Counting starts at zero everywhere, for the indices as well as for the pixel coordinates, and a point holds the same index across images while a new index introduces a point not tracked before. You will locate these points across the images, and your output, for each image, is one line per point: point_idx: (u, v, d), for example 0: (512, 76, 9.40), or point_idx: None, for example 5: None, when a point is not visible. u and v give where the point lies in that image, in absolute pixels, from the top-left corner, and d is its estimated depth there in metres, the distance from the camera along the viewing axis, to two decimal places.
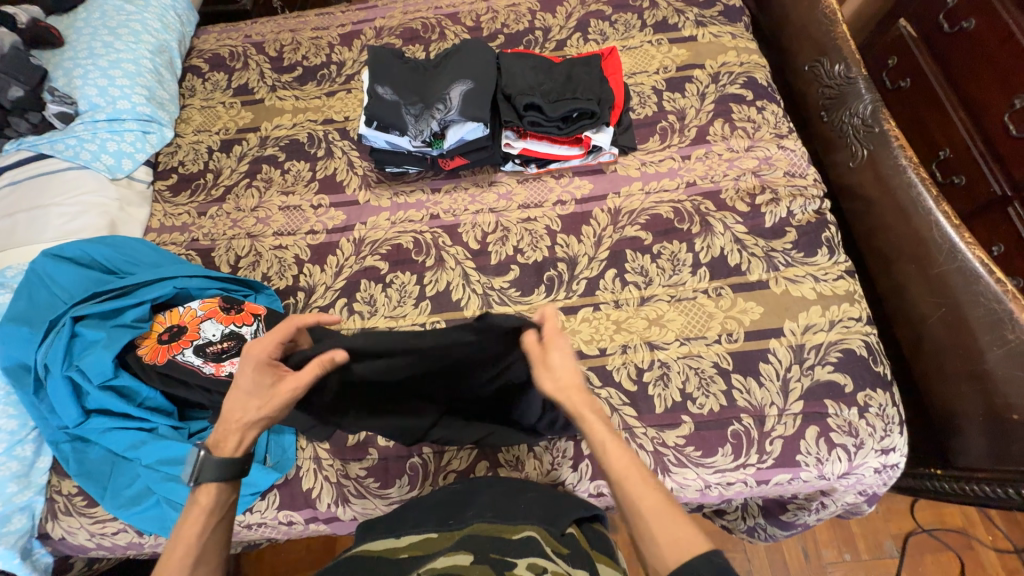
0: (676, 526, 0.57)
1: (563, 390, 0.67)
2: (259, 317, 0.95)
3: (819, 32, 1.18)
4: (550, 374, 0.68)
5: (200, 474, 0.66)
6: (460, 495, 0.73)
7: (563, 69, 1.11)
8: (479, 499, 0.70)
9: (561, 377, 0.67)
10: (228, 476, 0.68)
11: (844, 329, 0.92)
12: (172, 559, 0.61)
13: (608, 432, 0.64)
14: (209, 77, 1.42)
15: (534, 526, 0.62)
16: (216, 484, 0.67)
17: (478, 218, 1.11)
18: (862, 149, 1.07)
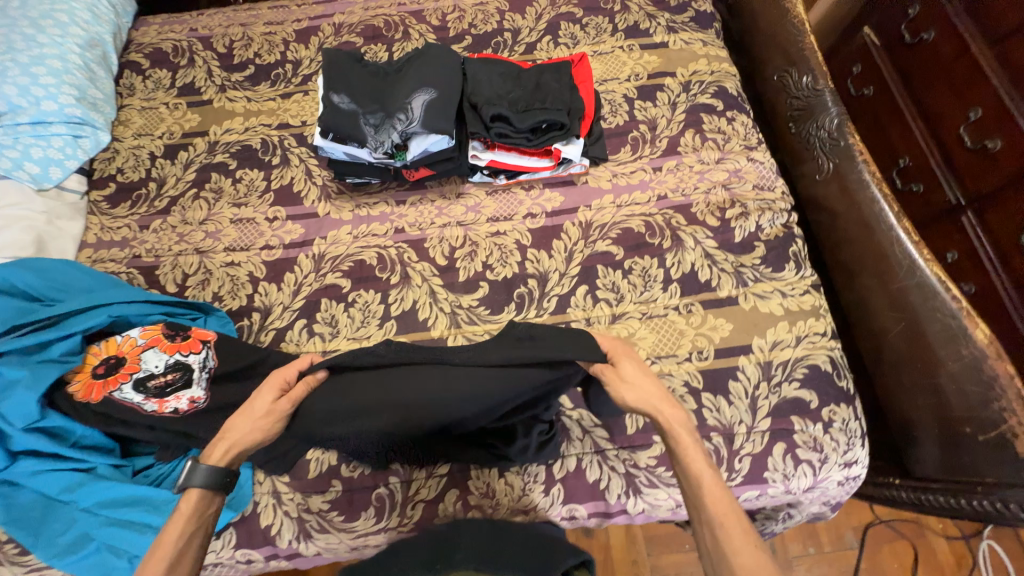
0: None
1: (650, 402, 0.70)
2: (208, 344, 0.89)
3: (788, 42, 1.18)
4: (637, 391, 0.70)
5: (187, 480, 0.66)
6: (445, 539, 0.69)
7: (532, 76, 1.06)
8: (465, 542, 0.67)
9: (641, 389, 0.70)
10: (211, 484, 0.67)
11: (810, 345, 0.93)
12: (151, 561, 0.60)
13: (702, 462, 0.64)
14: (150, 74, 1.30)
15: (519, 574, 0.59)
16: (197, 491, 0.67)
17: (445, 232, 1.06)
18: (828, 162, 1.08)
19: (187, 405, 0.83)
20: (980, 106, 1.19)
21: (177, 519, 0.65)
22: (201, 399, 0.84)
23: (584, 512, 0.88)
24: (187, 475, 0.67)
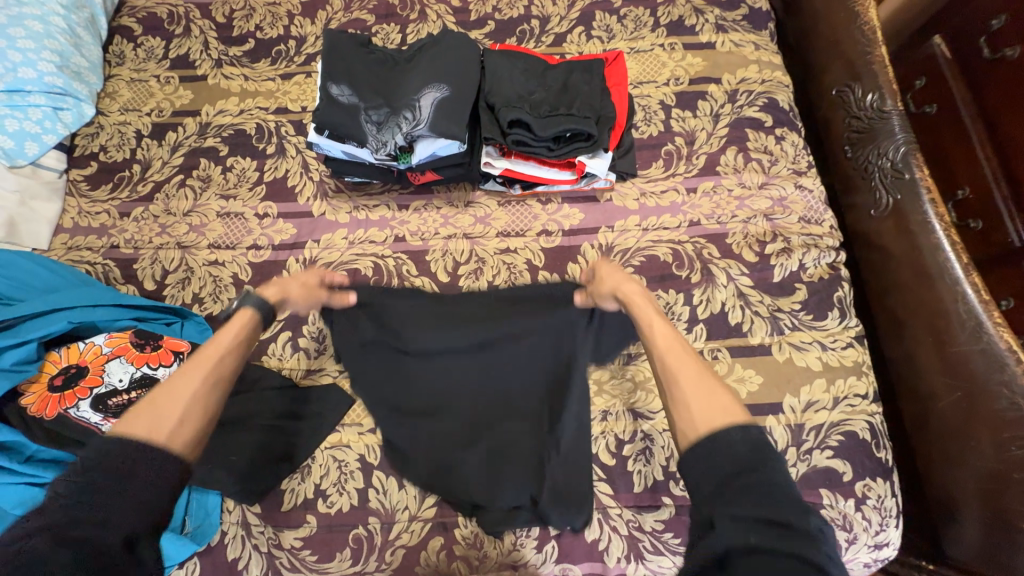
0: (715, 396, 0.60)
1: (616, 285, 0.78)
2: (181, 356, 0.81)
3: (853, 52, 1.03)
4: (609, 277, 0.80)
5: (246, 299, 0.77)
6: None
7: (559, 74, 0.94)
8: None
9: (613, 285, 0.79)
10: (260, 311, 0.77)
11: (848, 409, 0.82)
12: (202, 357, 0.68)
13: (653, 314, 0.72)
14: (142, 42, 1.19)
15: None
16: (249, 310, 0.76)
17: (445, 245, 0.96)
18: (888, 195, 0.95)
19: None
20: None
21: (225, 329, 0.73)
22: None
23: (578, 572, 0.80)
24: (246, 295, 0.78)
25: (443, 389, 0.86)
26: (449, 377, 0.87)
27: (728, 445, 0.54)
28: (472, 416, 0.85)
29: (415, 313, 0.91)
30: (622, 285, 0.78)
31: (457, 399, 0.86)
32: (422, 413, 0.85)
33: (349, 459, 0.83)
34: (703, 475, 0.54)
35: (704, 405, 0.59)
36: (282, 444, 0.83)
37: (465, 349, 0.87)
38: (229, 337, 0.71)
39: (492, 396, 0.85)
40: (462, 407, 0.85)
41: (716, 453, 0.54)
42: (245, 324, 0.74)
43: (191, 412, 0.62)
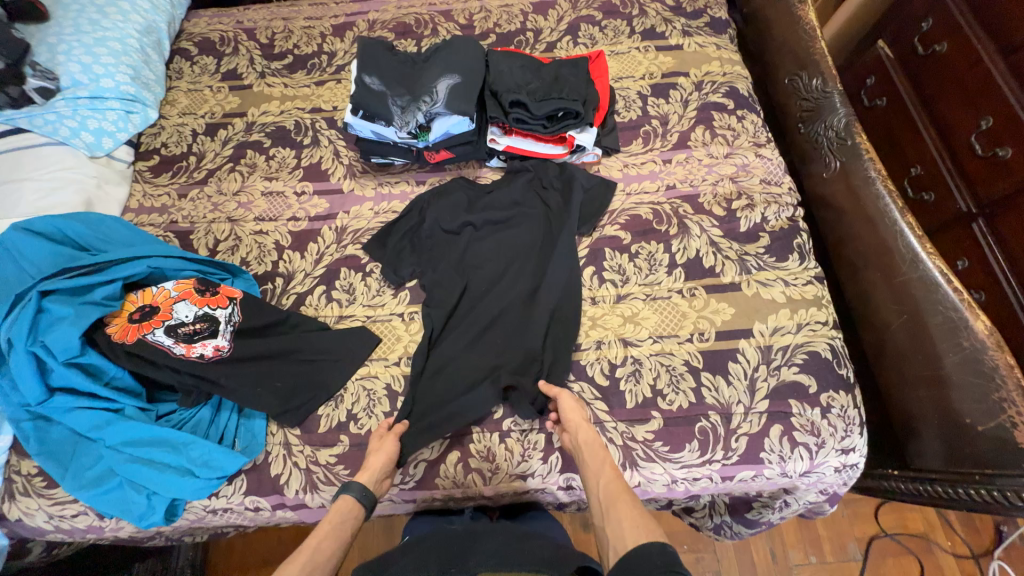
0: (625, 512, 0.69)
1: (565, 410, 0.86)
2: (235, 301, 0.97)
3: (799, 47, 1.22)
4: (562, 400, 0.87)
5: (346, 485, 0.79)
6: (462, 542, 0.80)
7: (551, 69, 1.13)
8: (483, 546, 0.77)
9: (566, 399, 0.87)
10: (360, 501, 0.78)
11: (810, 332, 0.95)
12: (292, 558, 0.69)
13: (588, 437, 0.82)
14: (198, 60, 1.41)
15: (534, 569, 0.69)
16: (353, 501, 0.78)
17: (474, 198, 1.11)
18: (835, 160, 1.11)
19: (212, 352, 0.90)
20: (991, 115, 1.19)
21: (326, 518, 0.76)
22: (224, 348, 0.91)
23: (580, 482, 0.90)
24: (349, 482, 0.80)
25: (471, 312, 1.00)
26: (477, 303, 1.01)
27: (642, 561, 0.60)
28: (492, 333, 0.97)
29: (453, 249, 1.06)
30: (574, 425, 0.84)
31: (480, 321, 0.98)
32: (451, 332, 0.98)
33: (377, 387, 0.95)
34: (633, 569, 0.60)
35: (632, 524, 0.67)
36: (319, 376, 0.95)
37: (490, 258, 1.05)
38: (334, 522, 0.75)
39: (510, 318, 0.98)
40: (483, 315, 0.99)
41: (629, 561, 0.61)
42: (344, 511, 0.77)
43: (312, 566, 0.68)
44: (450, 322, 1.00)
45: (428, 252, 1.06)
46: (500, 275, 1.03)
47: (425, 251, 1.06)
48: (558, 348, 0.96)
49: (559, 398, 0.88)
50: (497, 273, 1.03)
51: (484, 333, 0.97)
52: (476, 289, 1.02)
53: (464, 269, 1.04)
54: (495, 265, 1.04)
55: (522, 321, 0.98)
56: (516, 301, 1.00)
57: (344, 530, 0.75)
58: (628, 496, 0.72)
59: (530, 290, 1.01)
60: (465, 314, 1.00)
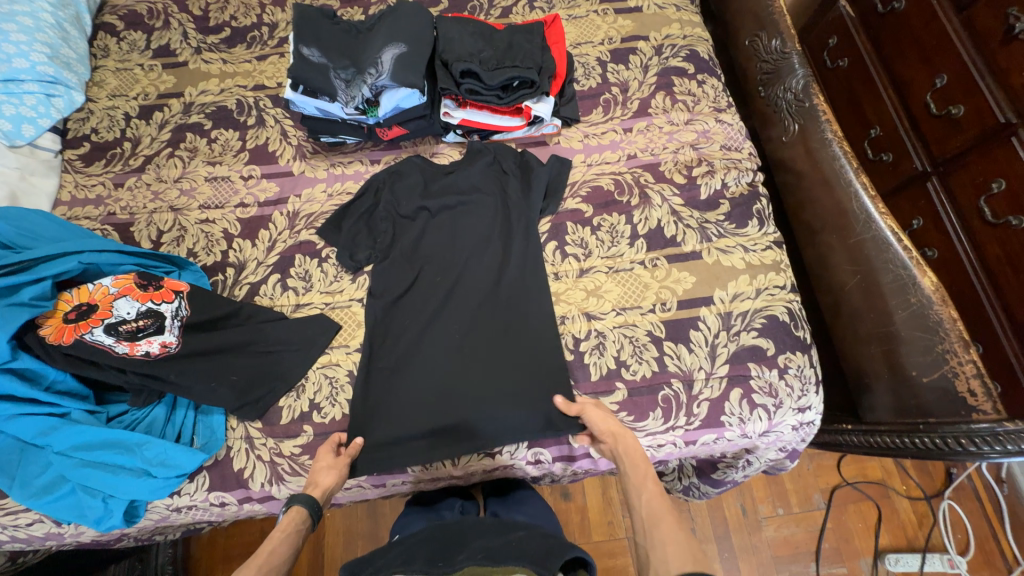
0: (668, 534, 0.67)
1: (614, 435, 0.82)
2: (181, 294, 0.92)
3: (758, 6, 1.19)
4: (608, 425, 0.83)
5: (292, 496, 0.77)
6: (453, 534, 0.81)
7: (504, 36, 1.07)
8: (471, 545, 0.77)
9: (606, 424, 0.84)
10: (309, 508, 0.77)
11: (768, 297, 0.96)
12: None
13: (637, 457, 0.79)
14: (125, 36, 1.29)
15: (525, 565, 0.69)
16: (302, 510, 0.77)
17: (431, 179, 1.06)
18: (793, 124, 1.11)
19: (159, 349, 0.86)
20: (946, 72, 1.20)
21: (276, 530, 0.74)
22: (172, 344, 0.86)
23: (548, 455, 0.92)
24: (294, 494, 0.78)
25: (429, 303, 0.97)
26: (437, 287, 0.99)
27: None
28: (452, 325, 0.95)
29: (409, 236, 1.02)
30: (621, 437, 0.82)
31: (438, 313, 0.97)
32: (408, 326, 0.96)
33: (339, 375, 0.93)
34: None
35: (677, 549, 0.64)
36: (277, 367, 0.92)
37: (449, 242, 1.02)
38: (282, 535, 0.73)
39: (469, 308, 0.97)
40: (444, 300, 0.97)
41: None
42: (296, 523, 0.76)
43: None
44: (409, 308, 0.98)
45: (381, 242, 1.02)
46: (457, 263, 1.00)
47: (378, 239, 1.02)
48: (519, 336, 0.95)
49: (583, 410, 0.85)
50: (454, 261, 1.00)
51: (444, 325, 0.96)
52: (433, 280, 0.99)
53: (423, 253, 1.01)
54: (455, 247, 1.01)
55: (480, 311, 0.96)
56: (476, 289, 0.98)
57: (294, 538, 0.74)
58: (671, 515, 0.69)
59: (491, 270, 0.99)
60: (423, 307, 0.98)
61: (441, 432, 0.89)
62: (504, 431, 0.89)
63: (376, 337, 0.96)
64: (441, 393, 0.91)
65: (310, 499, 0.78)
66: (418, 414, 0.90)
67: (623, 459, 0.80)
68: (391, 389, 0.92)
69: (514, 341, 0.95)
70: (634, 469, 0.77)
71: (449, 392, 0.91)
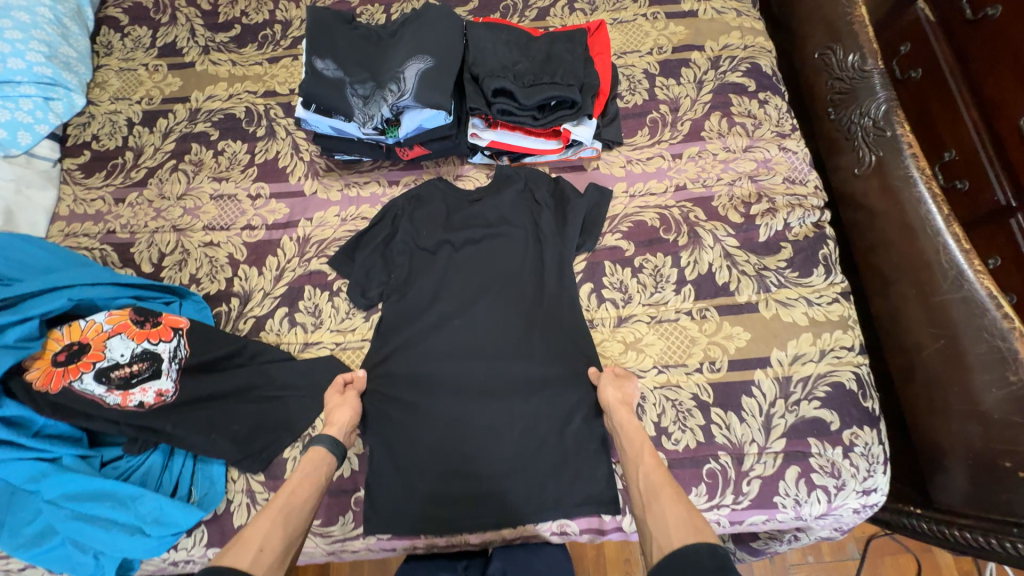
0: (668, 506, 0.65)
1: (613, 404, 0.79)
2: (180, 332, 0.84)
3: (835, 13, 1.04)
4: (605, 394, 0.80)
5: (315, 438, 0.78)
6: None
7: (542, 45, 0.94)
8: None
9: (612, 395, 0.80)
10: (332, 449, 0.77)
11: (834, 360, 0.84)
12: (267, 511, 0.68)
13: (634, 426, 0.76)
14: (129, 32, 1.20)
15: None
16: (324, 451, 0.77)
17: (455, 209, 0.96)
18: (871, 154, 0.96)
19: (154, 398, 0.78)
20: None
21: (298, 472, 0.74)
22: (169, 393, 0.79)
23: (575, 526, 0.83)
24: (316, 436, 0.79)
25: (449, 349, 0.87)
26: (458, 328, 0.88)
27: (689, 560, 0.57)
28: (473, 376, 0.85)
29: (429, 272, 0.92)
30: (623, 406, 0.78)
31: (457, 361, 0.86)
32: (424, 373, 0.86)
33: None
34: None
35: (678, 522, 0.62)
36: (282, 415, 0.84)
37: (472, 276, 0.91)
38: (304, 472, 0.74)
39: (495, 354, 0.86)
40: (465, 344, 0.87)
41: (677, 565, 0.57)
42: (317, 464, 0.75)
43: (271, 539, 0.64)
44: (426, 351, 0.87)
45: (398, 281, 0.92)
46: (480, 304, 0.89)
47: (396, 276, 0.92)
48: (548, 389, 0.84)
49: (602, 381, 0.81)
50: (476, 301, 0.89)
51: (466, 375, 0.85)
52: (453, 322, 0.88)
53: (443, 289, 0.91)
54: (479, 284, 0.91)
55: (505, 358, 0.86)
56: (502, 332, 0.87)
57: (317, 478, 0.74)
58: (673, 489, 0.67)
59: (519, 311, 0.89)
60: (443, 352, 0.87)
61: (460, 496, 0.80)
62: (531, 497, 0.80)
63: (392, 387, 0.86)
64: (460, 450, 0.82)
65: (330, 441, 0.78)
66: (435, 474, 0.81)
67: (619, 433, 0.77)
68: (404, 446, 0.82)
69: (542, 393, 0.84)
70: (629, 439, 0.75)
71: (469, 449, 0.82)
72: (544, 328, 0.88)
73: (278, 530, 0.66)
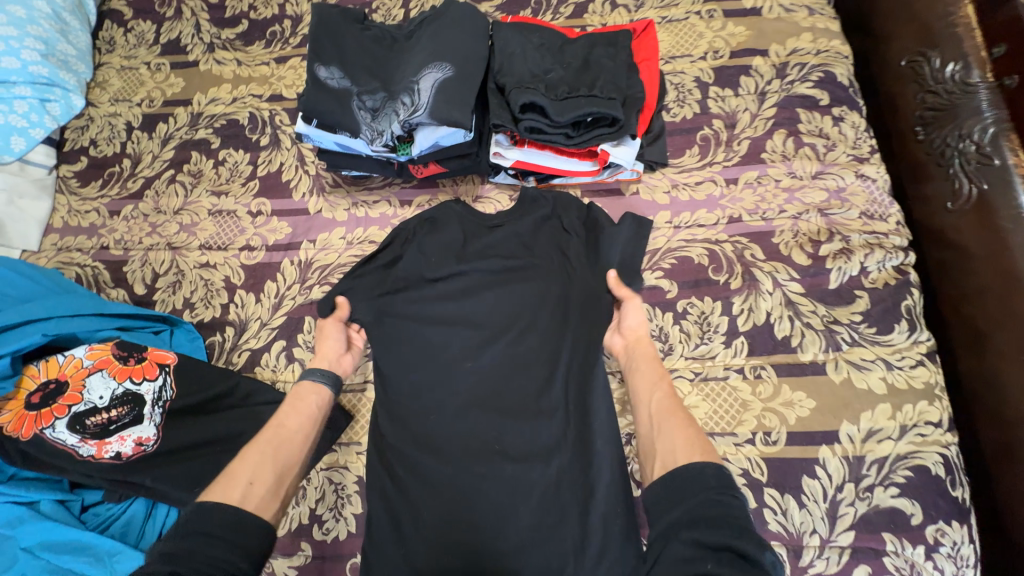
0: (675, 429, 0.60)
1: (631, 335, 0.74)
2: (166, 369, 0.77)
3: (931, 12, 0.87)
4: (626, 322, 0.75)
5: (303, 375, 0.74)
6: None
7: (579, 49, 0.81)
8: None
9: (628, 329, 0.75)
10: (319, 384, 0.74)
11: (917, 439, 0.70)
12: (255, 443, 0.65)
13: (650, 354, 0.71)
14: (132, 27, 1.12)
15: None
16: (313, 386, 0.73)
17: (472, 235, 0.85)
18: (971, 185, 0.80)
19: (132, 448, 0.71)
20: None
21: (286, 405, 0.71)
22: (149, 442, 0.71)
23: None
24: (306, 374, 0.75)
25: (460, 397, 0.77)
26: (472, 374, 0.77)
27: (694, 479, 0.52)
28: (487, 430, 0.74)
29: (441, 309, 0.81)
30: (637, 340, 0.73)
31: (470, 411, 0.75)
32: (432, 426, 0.75)
33: (347, 481, 0.77)
34: (676, 503, 0.52)
35: (684, 441, 0.58)
36: None
37: (489, 314, 0.80)
38: (291, 407, 0.70)
39: (513, 405, 0.75)
40: (479, 391, 0.77)
41: (680, 487, 0.53)
42: (308, 397, 0.72)
43: (267, 465, 0.62)
44: (433, 399, 0.77)
45: (404, 316, 0.81)
46: (497, 345, 0.78)
47: (401, 311, 0.81)
48: (573, 450, 0.73)
49: (625, 303, 0.76)
50: (493, 342, 0.78)
51: (479, 427, 0.75)
52: (466, 365, 0.78)
53: (456, 328, 0.80)
54: (498, 323, 0.80)
55: (524, 412, 0.75)
56: (522, 380, 0.76)
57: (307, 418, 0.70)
58: (683, 414, 0.61)
59: (542, 356, 0.77)
60: (453, 400, 0.76)
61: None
62: None
63: (395, 443, 0.75)
64: (468, 517, 0.70)
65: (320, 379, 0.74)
66: (437, 546, 0.69)
67: (635, 359, 0.71)
68: (405, 513, 0.71)
69: (565, 456, 0.73)
70: (643, 366, 0.69)
71: (479, 517, 0.70)
72: (571, 379, 0.76)
73: (269, 464, 0.63)
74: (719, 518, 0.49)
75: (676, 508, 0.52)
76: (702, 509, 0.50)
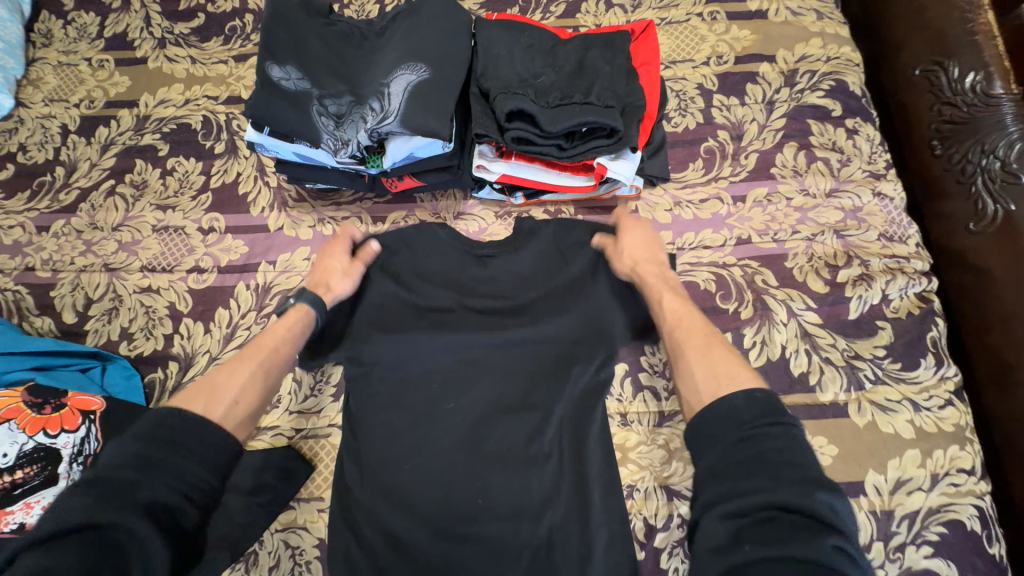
0: (704, 361, 0.58)
1: (635, 259, 0.69)
2: (91, 418, 0.65)
3: (949, 18, 0.81)
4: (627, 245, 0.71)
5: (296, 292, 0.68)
6: None
7: (572, 52, 0.73)
8: None
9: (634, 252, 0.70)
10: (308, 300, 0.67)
11: (950, 490, 0.63)
12: (243, 362, 0.60)
13: (660, 281, 0.67)
14: (73, 18, 1.00)
15: None
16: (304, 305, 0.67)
17: (454, 255, 0.74)
18: (997, 205, 0.73)
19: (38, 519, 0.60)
20: None
21: (278, 324, 0.66)
22: None
23: None
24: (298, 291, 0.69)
25: (438, 443, 0.66)
26: (453, 415, 0.67)
27: (719, 411, 0.48)
28: (469, 481, 0.64)
29: (416, 340, 0.70)
30: (641, 261, 0.69)
31: (450, 458, 0.65)
32: (405, 477, 0.65)
33: (307, 544, 0.67)
34: (708, 447, 0.47)
35: (708, 374, 0.56)
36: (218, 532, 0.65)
37: (473, 345, 0.70)
38: (284, 329, 0.65)
39: (499, 451, 0.65)
40: (460, 435, 0.66)
41: (706, 418, 0.49)
42: (299, 318, 0.66)
43: (246, 393, 0.58)
44: (408, 446, 0.66)
45: (372, 352, 0.69)
46: (481, 382, 0.68)
47: (368, 346, 0.69)
48: (568, 505, 0.64)
49: (626, 231, 0.72)
50: (475, 379, 0.68)
51: (460, 478, 0.64)
52: (447, 406, 0.67)
53: (434, 362, 0.69)
54: (484, 356, 0.70)
55: (512, 459, 0.65)
56: (510, 422, 0.66)
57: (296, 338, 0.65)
58: (706, 338, 0.60)
59: (533, 394, 0.68)
60: (430, 446, 0.66)
61: None
62: None
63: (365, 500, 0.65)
64: None
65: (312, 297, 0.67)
66: None
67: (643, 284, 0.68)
68: None
69: (558, 512, 0.63)
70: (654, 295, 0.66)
71: None
72: (567, 422, 0.67)
73: (256, 386, 0.59)
74: (765, 460, 0.43)
75: (710, 450, 0.47)
76: (738, 443, 0.45)
